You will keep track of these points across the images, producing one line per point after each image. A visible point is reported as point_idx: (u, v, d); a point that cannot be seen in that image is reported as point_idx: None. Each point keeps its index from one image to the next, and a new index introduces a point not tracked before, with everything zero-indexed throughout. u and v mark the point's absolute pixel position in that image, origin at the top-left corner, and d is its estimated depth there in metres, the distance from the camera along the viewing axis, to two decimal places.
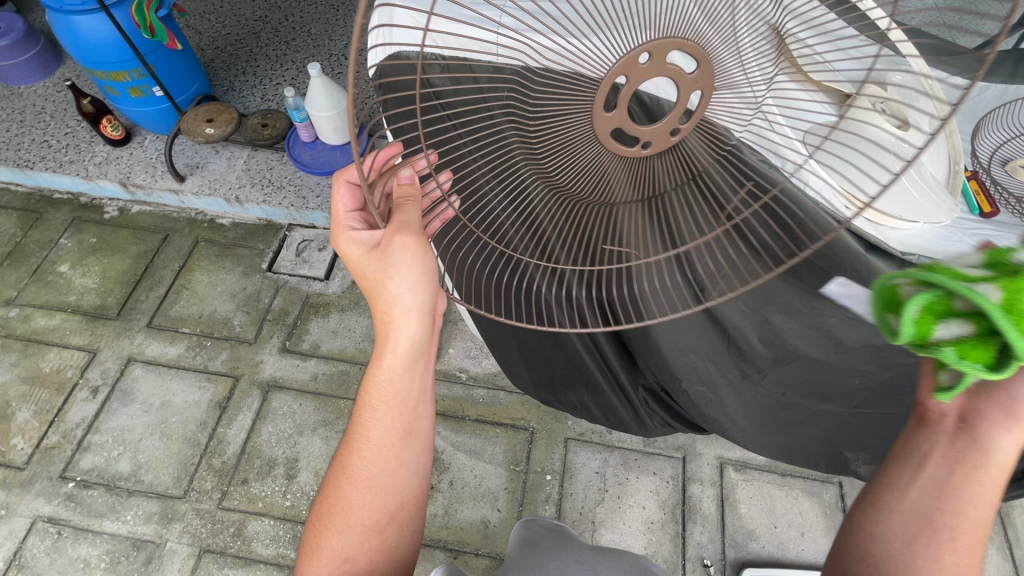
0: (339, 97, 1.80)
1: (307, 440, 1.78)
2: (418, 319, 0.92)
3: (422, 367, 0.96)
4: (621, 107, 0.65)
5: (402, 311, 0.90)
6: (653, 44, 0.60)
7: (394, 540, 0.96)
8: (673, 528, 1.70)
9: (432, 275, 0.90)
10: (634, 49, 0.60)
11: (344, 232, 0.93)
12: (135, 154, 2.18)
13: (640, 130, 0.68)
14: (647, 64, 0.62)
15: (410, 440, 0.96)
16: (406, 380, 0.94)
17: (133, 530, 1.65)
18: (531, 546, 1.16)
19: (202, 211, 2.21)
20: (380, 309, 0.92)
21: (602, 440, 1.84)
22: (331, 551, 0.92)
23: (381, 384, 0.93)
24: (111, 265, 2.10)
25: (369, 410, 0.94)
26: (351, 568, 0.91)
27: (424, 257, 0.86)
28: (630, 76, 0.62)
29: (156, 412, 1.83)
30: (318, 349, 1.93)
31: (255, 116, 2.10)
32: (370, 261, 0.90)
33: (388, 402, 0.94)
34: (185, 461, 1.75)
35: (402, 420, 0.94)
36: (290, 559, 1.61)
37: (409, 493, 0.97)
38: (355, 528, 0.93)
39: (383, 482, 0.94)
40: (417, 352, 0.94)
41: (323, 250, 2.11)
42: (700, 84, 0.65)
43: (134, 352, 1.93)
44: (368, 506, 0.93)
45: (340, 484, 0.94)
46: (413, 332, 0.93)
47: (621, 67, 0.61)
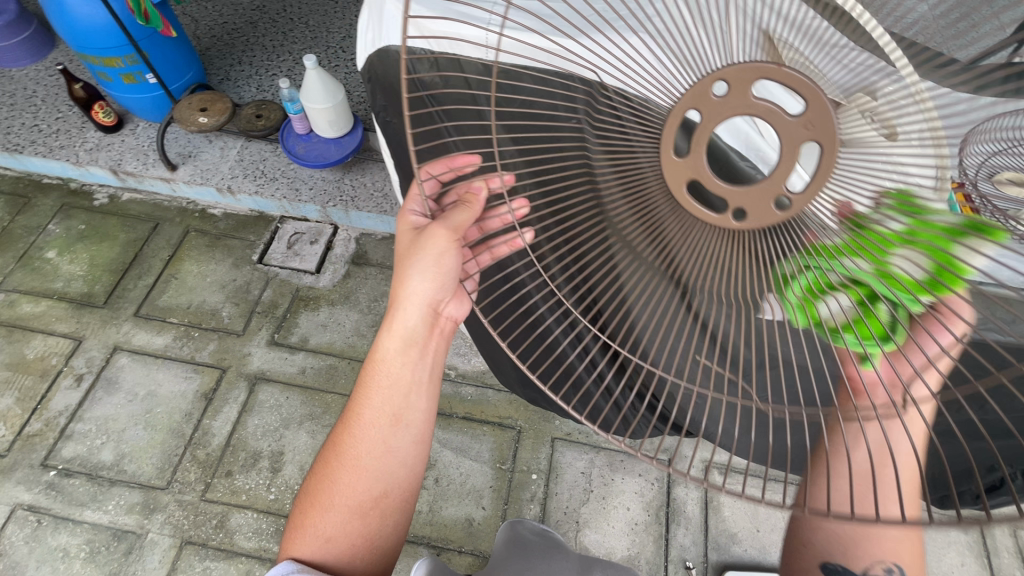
0: (335, 90, 1.80)
1: (293, 433, 1.77)
2: (423, 309, 0.94)
3: (417, 355, 0.96)
4: (694, 148, 0.57)
5: (408, 299, 0.92)
6: (729, 71, 0.53)
7: (375, 526, 0.94)
8: (656, 529, 1.71)
9: (450, 273, 0.91)
10: (706, 78, 0.54)
11: (407, 211, 0.98)
12: (127, 141, 2.16)
13: (716, 183, 0.57)
14: (722, 101, 0.54)
15: (399, 427, 0.95)
16: (400, 364, 0.95)
17: (115, 520, 1.64)
18: (521, 547, 1.16)
19: (193, 201, 2.20)
20: (392, 297, 0.95)
21: (588, 440, 1.85)
22: (314, 527, 0.92)
23: (378, 364, 0.95)
24: (99, 253, 2.08)
25: (362, 392, 0.95)
26: (332, 547, 0.91)
27: (442, 251, 0.88)
28: (701, 111, 0.55)
29: (141, 402, 1.82)
30: (306, 342, 1.92)
31: (250, 107, 2.08)
32: (404, 242, 0.94)
33: (382, 384, 0.95)
34: (169, 452, 1.74)
35: (392, 404, 0.94)
36: (272, 552, 1.60)
37: (396, 481, 0.95)
38: (338, 506, 0.92)
39: (369, 465, 0.93)
40: (415, 340, 0.96)
41: (315, 244, 2.10)
42: (813, 134, 0.52)
43: (120, 341, 1.92)
44: (353, 487, 0.93)
45: (330, 461, 0.95)
46: (416, 320, 0.94)
47: (687, 100, 0.56)
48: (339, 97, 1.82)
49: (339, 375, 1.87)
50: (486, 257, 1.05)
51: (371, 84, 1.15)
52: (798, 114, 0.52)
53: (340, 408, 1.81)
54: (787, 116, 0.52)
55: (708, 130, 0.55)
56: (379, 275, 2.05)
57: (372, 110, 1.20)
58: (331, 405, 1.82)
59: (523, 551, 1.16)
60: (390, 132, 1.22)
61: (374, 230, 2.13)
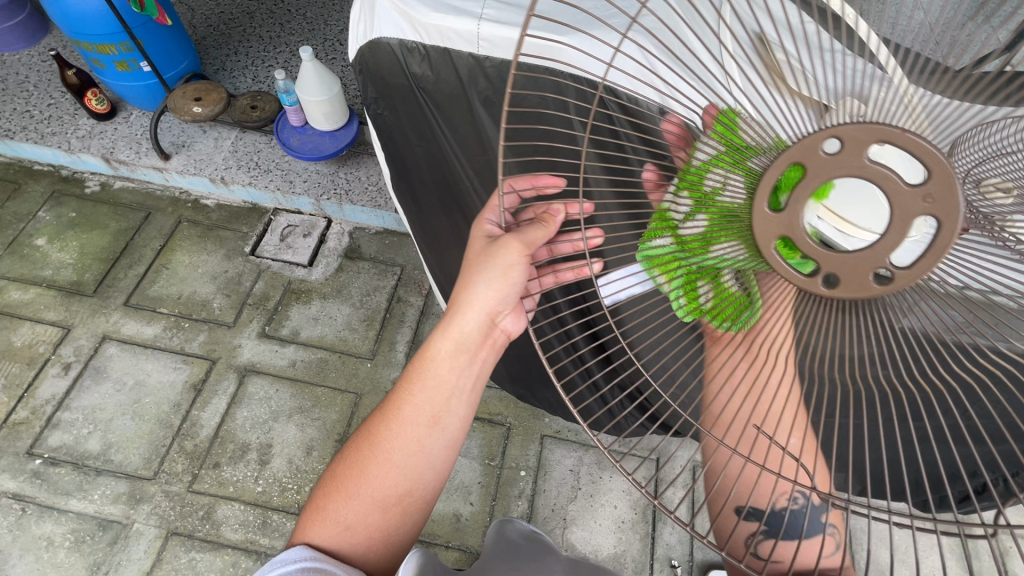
0: (330, 81, 1.79)
1: (282, 426, 1.77)
2: (485, 315, 0.86)
3: (467, 361, 0.89)
4: (792, 204, 0.52)
5: (472, 302, 0.84)
6: (847, 129, 0.48)
7: (395, 525, 0.87)
8: (643, 528, 1.72)
9: (518, 284, 0.84)
10: (818, 133, 0.49)
11: (483, 219, 0.90)
12: (120, 129, 2.14)
13: (808, 243, 0.52)
14: (833, 158, 0.49)
15: (437, 430, 0.88)
16: (450, 368, 0.87)
17: (100, 510, 1.63)
18: (510, 549, 1.14)
19: (186, 191, 2.18)
20: (454, 297, 0.87)
21: (577, 438, 1.86)
22: (333, 515, 0.86)
23: (427, 362, 0.87)
24: (90, 241, 2.07)
25: (406, 387, 0.88)
26: (349, 538, 0.84)
27: (514, 264, 0.82)
28: (806, 166, 0.50)
29: (129, 391, 1.81)
30: (297, 335, 1.91)
31: (244, 97, 2.07)
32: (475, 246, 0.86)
33: (429, 384, 0.87)
34: (156, 443, 1.73)
35: (433, 405, 0.87)
36: (258, 544, 1.60)
37: (423, 483, 0.88)
38: (360, 497, 0.86)
39: (400, 461, 0.87)
40: (469, 345, 0.88)
41: (308, 236, 2.09)
42: (931, 208, 0.48)
43: (109, 330, 1.91)
44: (381, 481, 0.86)
45: (360, 449, 0.88)
46: (475, 326, 0.87)
47: (793, 153, 0.51)
48: (335, 89, 1.81)
49: (329, 368, 1.86)
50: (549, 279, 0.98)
51: (363, 77, 1.14)
52: (917, 185, 0.48)
53: (330, 401, 1.81)
54: (900, 181, 0.48)
55: (810, 188, 0.51)
56: (372, 269, 2.05)
57: (365, 103, 1.18)
58: (321, 398, 1.81)
59: (512, 550, 1.14)
60: (382, 126, 1.21)
61: (368, 224, 2.13)
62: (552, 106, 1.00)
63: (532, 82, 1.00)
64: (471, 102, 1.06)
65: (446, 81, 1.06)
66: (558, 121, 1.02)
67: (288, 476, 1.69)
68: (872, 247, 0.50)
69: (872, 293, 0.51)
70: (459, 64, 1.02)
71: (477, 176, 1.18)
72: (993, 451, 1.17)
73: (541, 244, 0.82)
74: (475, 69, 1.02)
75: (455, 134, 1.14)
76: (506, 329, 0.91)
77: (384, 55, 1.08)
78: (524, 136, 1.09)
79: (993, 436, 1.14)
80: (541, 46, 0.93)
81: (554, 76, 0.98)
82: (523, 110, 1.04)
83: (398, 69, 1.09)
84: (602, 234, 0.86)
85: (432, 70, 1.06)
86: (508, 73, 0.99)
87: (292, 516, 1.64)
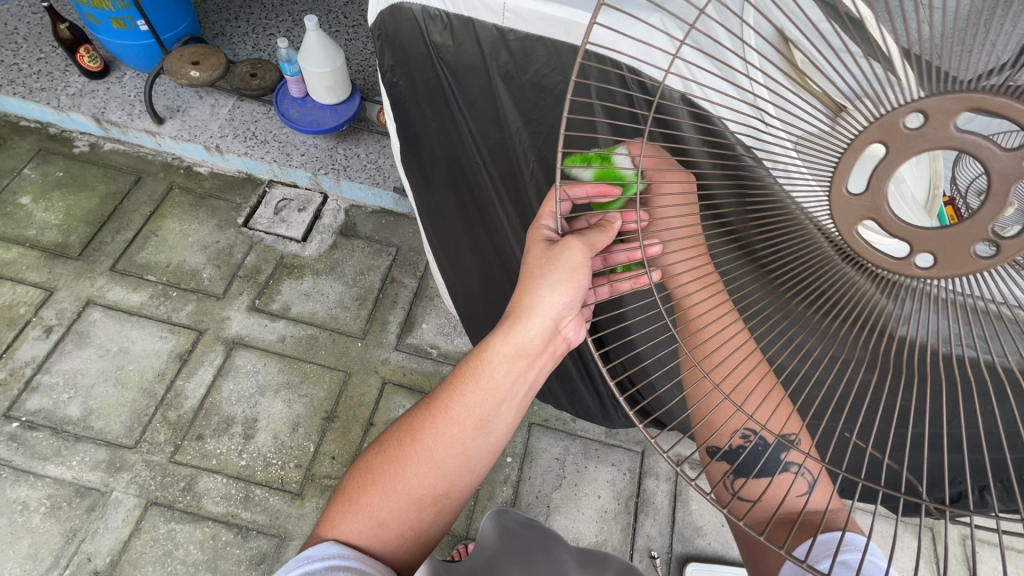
0: (335, 54, 1.75)
1: (268, 401, 1.74)
2: (548, 322, 0.84)
3: (524, 367, 0.86)
4: (874, 189, 0.52)
5: (536, 309, 0.82)
6: (929, 102, 0.47)
7: (428, 524, 0.86)
8: (625, 519, 1.74)
9: (583, 289, 0.83)
10: (899, 109, 0.49)
11: (540, 224, 0.89)
12: (112, 89, 2.08)
13: (897, 227, 0.52)
14: (918, 131, 0.48)
15: (483, 433, 0.87)
16: (503, 371, 0.85)
17: (78, 477, 1.60)
18: (516, 544, 1.11)
19: (179, 157, 2.13)
20: (516, 301, 0.84)
21: (565, 427, 1.87)
22: (367, 508, 0.84)
23: (482, 361, 0.85)
24: (77, 203, 2.01)
25: (458, 386, 0.86)
26: (382, 534, 0.83)
27: (584, 270, 0.81)
28: (890, 145, 0.50)
29: (113, 358, 1.77)
30: (288, 311, 1.89)
31: (244, 64, 2.02)
32: (539, 249, 0.85)
33: (480, 385, 0.86)
34: (139, 411, 1.70)
35: (482, 408, 0.86)
36: (240, 518, 1.58)
37: (461, 483, 0.87)
38: (399, 494, 0.84)
39: (443, 461, 0.85)
40: (528, 351, 0.86)
41: (303, 211, 2.06)
42: None
43: (94, 295, 1.86)
44: (421, 479, 0.85)
45: (402, 444, 0.86)
46: (538, 333, 0.84)
47: (874, 133, 0.51)
48: (339, 62, 1.77)
49: (319, 346, 1.84)
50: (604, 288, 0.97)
51: (382, 43, 1.11)
52: (1013, 148, 0.46)
53: (319, 378, 1.79)
54: (994, 148, 0.47)
55: (898, 166, 0.50)
56: (367, 248, 2.02)
57: (380, 73, 1.16)
58: (309, 374, 1.79)
59: (519, 546, 1.10)
60: (396, 95, 1.19)
61: (365, 203, 2.10)
62: (575, 85, 1.01)
63: (555, 59, 0.99)
64: (490, 76, 1.06)
65: (467, 54, 1.05)
66: (578, 99, 1.03)
67: (273, 451, 1.67)
68: (969, 216, 0.49)
69: (975, 267, 0.49)
70: (481, 35, 1.01)
71: (489, 151, 1.19)
72: (974, 459, 1.19)
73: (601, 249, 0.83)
74: (495, 40, 1.00)
75: (471, 107, 1.13)
76: (566, 337, 0.88)
77: (403, 20, 1.06)
78: (541, 114, 1.08)
79: (974, 446, 1.16)
80: (568, 25, 0.93)
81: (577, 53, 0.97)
82: (543, 87, 1.03)
83: (417, 40, 1.07)
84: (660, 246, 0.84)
85: (453, 40, 1.04)
86: (530, 47, 0.98)
87: (275, 491, 1.62)
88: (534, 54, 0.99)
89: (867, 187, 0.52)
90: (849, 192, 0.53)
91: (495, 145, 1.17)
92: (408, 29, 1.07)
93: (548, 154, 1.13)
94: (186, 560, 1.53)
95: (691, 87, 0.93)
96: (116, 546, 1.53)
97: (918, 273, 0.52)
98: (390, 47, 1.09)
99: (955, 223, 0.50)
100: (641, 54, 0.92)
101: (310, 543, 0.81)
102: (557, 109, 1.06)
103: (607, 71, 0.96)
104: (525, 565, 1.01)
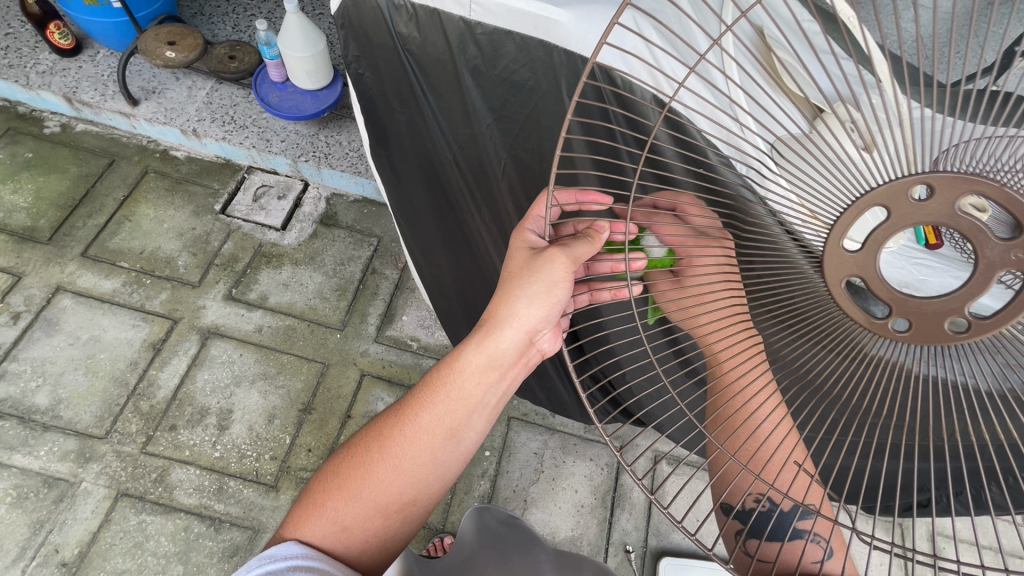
0: (315, 39, 1.70)
1: (243, 392, 1.72)
2: (522, 334, 0.83)
3: (495, 378, 0.86)
4: (868, 250, 0.53)
5: (512, 321, 0.81)
6: (938, 176, 0.49)
7: (394, 530, 0.86)
8: (601, 513, 1.75)
9: (560, 303, 0.81)
10: (907, 179, 0.51)
11: (525, 229, 0.85)
12: (85, 68, 2.02)
13: (885, 291, 0.53)
14: (923, 203, 0.50)
15: (453, 442, 0.86)
16: (475, 380, 0.85)
17: (46, 467, 1.57)
18: (495, 543, 1.10)
19: (154, 140, 2.08)
20: (491, 309, 0.83)
21: (544, 422, 1.86)
22: (331, 513, 0.83)
23: (454, 369, 0.84)
24: (47, 185, 1.95)
25: (428, 393, 0.86)
26: (345, 539, 0.82)
27: (565, 283, 0.79)
28: (891, 209, 0.52)
29: (83, 346, 1.74)
30: (265, 301, 1.85)
31: (223, 46, 1.97)
32: (520, 256, 0.82)
33: (452, 395, 0.85)
34: (110, 401, 1.67)
35: (453, 417, 0.85)
36: (213, 510, 1.57)
37: (428, 492, 0.87)
38: (365, 500, 0.83)
39: (412, 470, 0.85)
40: (499, 363, 0.85)
41: (282, 199, 2.02)
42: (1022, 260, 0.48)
43: (63, 282, 1.82)
44: (388, 485, 0.84)
45: (370, 449, 0.86)
46: (512, 343, 0.84)
47: (880, 195, 0.52)
48: (320, 47, 1.72)
49: (297, 337, 1.82)
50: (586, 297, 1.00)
51: (345, 33, 1.10)
52: (1007, 237, 0.48)
53: (296, 369, 1.77)
54: (990, 231, 0.49)
55: (895, 229, 0.52)
56: (348, 238, 1.98)
57: (347, 68, 1.15)
58: (286, 366, 1.77)
59: (498, 544, 1.09)
60: (362, 87, 1.17)
61: (346, 191, 2.06)
62: (543, 76, 0.98)
63: (523, 54, 0.98)
64: (457, 69, 1.05)
65: (434, 46, 1.04)
66: (549, 96, 1.01)
67: (247, 443, 1.65)
68: (952, 293, 0.51)
69: (949, 340, 0.51)
70: (448, 28, 1.00)
71: (459, 147, 1.18)
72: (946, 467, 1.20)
73: (584, 261, 0.79)
74: (463, 32, 1.00)
75: (439, 101, 1.13)
76: (540, 347, 0.89)
77: (368, 13, 1.05)
78: (509, 111, 1.08)
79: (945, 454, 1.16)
80: (537, 20, 0.92)
81: (546, 46, 0.94)
82: (512, 83, 1.03)
83: (382, 30, 1.06)
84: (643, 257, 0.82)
85: (419, 31, 1.04)
86: (499, 41, 0.98)
87: (249, 483, 1.61)
88: (502, 47, 0.99)
89: (862, 244, 0.53)
90: (846, 249, 0.54)
91: (465, 143, 1.16)
92: (372, 20, 1.06)
93: (517, 152, 1.13)
94: (157, 552, 1.51)
95: (661, 83, 0.94)
96: (84, 538, 1.51)
97: (895, 337, 0.53)
98: (357, 37, 1.08)
99: (938, 295, 0.51)
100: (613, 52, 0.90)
101: (271, 544, 0.80)
102: (526, 104, 1.05)
103: (573, 57, 0.93)
104: (502, 566, 0.97)
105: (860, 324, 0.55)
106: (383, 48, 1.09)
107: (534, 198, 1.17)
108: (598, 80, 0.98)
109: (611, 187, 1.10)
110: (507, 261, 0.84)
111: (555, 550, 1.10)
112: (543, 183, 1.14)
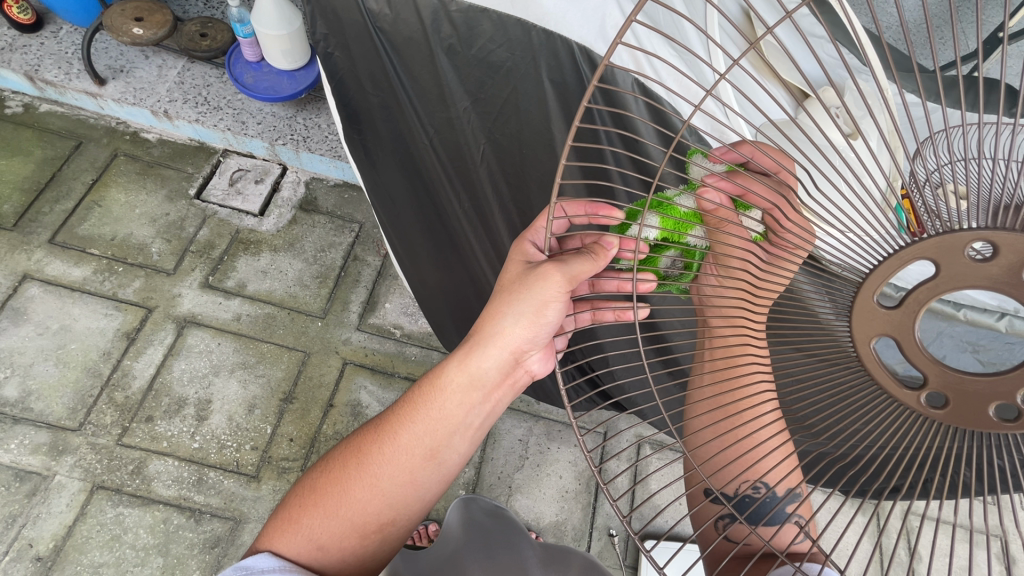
0: (291, 16, 1.63)
1: (222, 381, 1.69)
2: (506, 354, 0.81)
3: (478, 399, 0.84)
4: (904, 314, 0.51)
5: (496, 339, 0.79)
6: (1001, 234, 0.46)
7: (371, 550, 0.86)
8: (585, 498, 1.75)
9: (548, 325, 0.79)
10: (966, 233, 0.47)
11: (525, 240, 0.83)
12: (47, 45, 1.93)
13: (922, 363, 0.50)
14: (983, 263, 0.47)
15: (433, 463, 0.85)
16: (456, 401, 0.83)
17: (16, 460, 1.54)
18: (482, 538, 1.10)
19: (123, 121, 2.00)
20: (477, 326, 0.81)
21: (529, 409, 1.86)
22: (306, 529, 0.83)
23: (437, 388, 0.83)
24: (10, 169, 1.88)
25: (409, 412, 0.85)
26: (322, 556, 0.83)
27: (555, 304, 0.76)
28: (941, 265, 0.48)
29: (53, 336, 1.69)
30: (243, 288, 1.81)
31: (194, 23, 1.89)
32: (513, 271, 0.80)
33: (432, 414, 0.84)
34: (83, 392, 1.63)
35: (434, 438, 0.84)
36: (193, 501, 1.54)
37: (407, 512, 0.87)
38: (341, 518, 0.83)
39: (390, 491, 0.84)
40: (482, 382, 0.83)
41: (260, 183, 1.96)
42: None
43: (31, 270, 1.75)
44: (364, 504, 0.84)
45: (349, 466, 0.85)
46: (495, 363, 0.82)
47: (929, 247, 0.48)
48: (296, 25, 1.65)
49: (277, 325, 1.78)
50: (586, 314, 1.01)
51: (313, 9, 1.04)
52: None
53: (277, 358, 1.74)
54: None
55: (942, 288, 0.48)
56: (329, 224, 1.94)
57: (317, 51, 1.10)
58: (266, 355, 1.74)
59: (485, 541, 1.09)
60: (332, 67, 1.12)
61: (326, 175, 2.00)
62: (523, 60, 1.02)
63: (501, 33, 1.00)
64: (433, 51, 1.05)
65: (407, 24, 1.03)
66: (528, 78, 1.05)
67: (227, 434, 1.63)
68: (998, 374, 0.48)
69: (989, 426, 0.49)
70: (422, 5, 1.00)
71: (436, 132, 1.17)
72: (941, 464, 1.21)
73: (584, 279, 0.76)
74: (437, 10, 1.00)
75: (417, 86, 1.11)
76: (529, 368, 0.86)
77: None
78: (489, 95, 1.09)
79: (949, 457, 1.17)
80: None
81: (524, 24, 0.98)
82: (490, 64, 1.04)
83: (352, 7, 1.03)
84: (655, 280, 0.78)
85: (391, 9, 1.02)
86: (475, 19, 1.00)
87: (229, 474, 1.58)
88: (481, 26, 1.00)
89: (901, 301, 0.50)
90: (880, 304, 0.52)
91: (447, 136, 1.17)
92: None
93: (499, 142, 1.15)
94: (135, 545, 1.49)
95: (643, 70, 0.97)
96: (59, 532, 1.48)
97: (926, 411, 0.52)
98: (325, 15, 1.04)
99: (981, 374, 0.49)
100: (590, 31, 0.95)
101: (247, 555, 0.82)
102: (506, 87, 1.07)
103: (552, 35, 0.98)
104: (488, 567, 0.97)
105: (886, 388, 0.54)
106: (351, 28, 1.06)
107: (515, 184, 1.19)
108: (585, 71, 1.00)
109: (591, 173, 1.15)
110: (500, 274, 0.82)
111: (542, 545, 1.11)
112: (524, 170, 1.17)
